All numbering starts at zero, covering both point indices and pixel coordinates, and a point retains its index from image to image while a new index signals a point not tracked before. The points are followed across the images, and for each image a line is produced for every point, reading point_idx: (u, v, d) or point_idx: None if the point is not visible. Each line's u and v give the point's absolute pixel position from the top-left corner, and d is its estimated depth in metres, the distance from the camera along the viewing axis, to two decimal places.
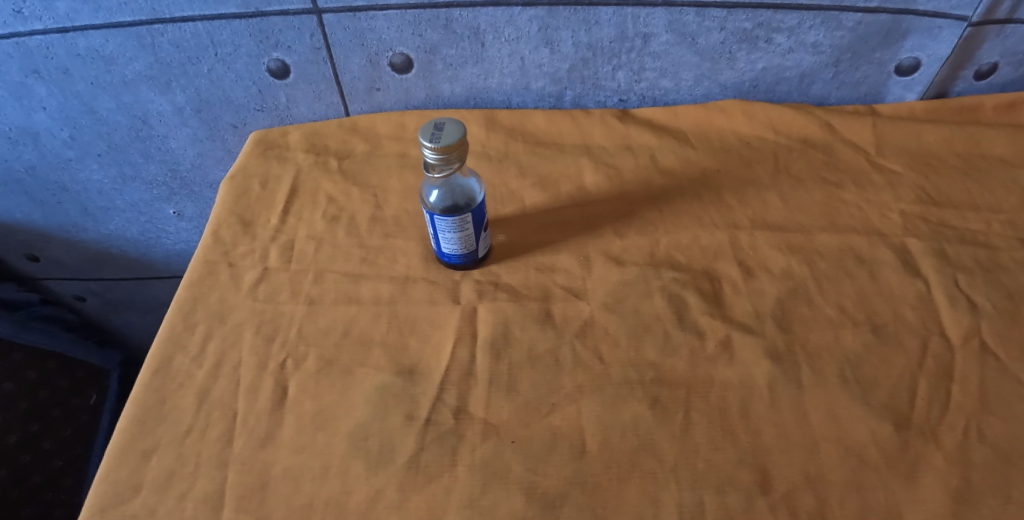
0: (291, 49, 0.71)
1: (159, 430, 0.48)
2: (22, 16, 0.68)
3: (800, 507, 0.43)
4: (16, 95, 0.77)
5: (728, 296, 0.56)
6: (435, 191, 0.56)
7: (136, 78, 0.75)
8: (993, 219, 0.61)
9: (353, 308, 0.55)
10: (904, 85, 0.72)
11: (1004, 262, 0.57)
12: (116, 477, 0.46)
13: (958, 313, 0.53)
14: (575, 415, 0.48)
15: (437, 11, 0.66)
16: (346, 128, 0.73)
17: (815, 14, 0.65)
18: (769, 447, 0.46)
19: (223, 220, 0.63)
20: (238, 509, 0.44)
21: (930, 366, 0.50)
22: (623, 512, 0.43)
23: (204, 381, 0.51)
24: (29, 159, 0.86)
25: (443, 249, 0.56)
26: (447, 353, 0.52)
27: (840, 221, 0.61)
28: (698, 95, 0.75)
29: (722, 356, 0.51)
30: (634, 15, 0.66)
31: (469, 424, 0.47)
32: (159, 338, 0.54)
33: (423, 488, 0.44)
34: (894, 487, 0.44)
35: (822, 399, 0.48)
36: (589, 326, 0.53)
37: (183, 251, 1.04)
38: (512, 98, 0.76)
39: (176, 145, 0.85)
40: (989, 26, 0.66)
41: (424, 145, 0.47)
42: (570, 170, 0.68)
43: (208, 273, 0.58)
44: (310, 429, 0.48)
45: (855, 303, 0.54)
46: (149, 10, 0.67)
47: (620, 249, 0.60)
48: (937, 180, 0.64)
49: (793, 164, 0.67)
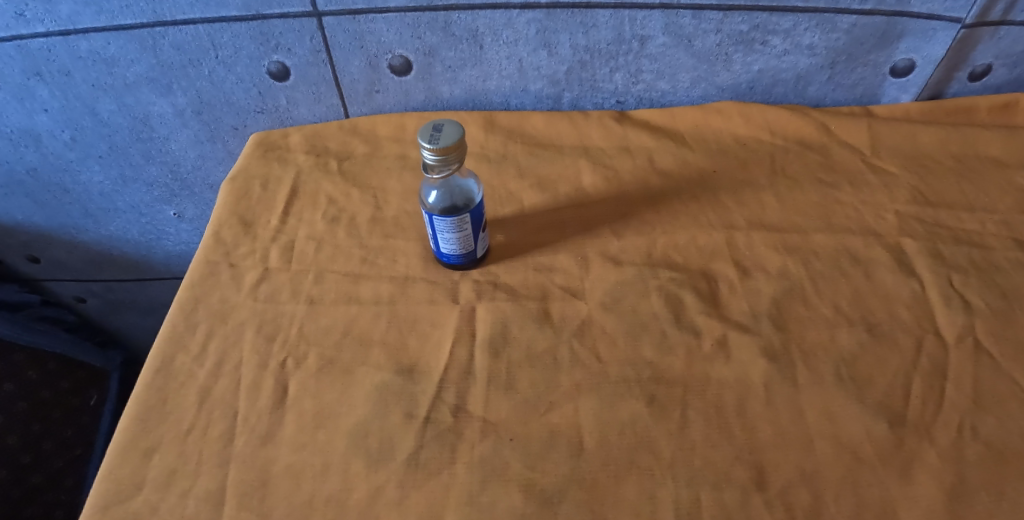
0: (291, 51, 0.71)
1: (161, 428, 0.49)
2: (24, 18, 0.69)
3: (796, 504, 0.43)
4: (18, 97, 0.77)
5: (724, 296, 0.56)
6: (434, 191, 0.56)
7: (138, 80, 0.76)
8: (987, 219, 0.61)
9: (353, 308, 0.56)
10: (899, 87, 0.73)
11: (998, 262, 0.57)
12: (118, 475, 0.46)
13: (953, 312, 0.54)
14: (573, 413, 0.48)
15: (436, 14, 0.67)
16: (346, 129, 0.73)
17: (810, 17, 0.66)
18: (765, 444, 0.46)
19: (224, 221, 0.64)
20: (240, 506, 0.44)
21: (924, 365, 0.50)
22: (620, 508, 0.43)
23: (206, 380, 0.51)
24: (30, 160, 0.86)
25: (443, 250, 0.56)
26: (446, 352, 0.52)
27: (836, 221, 0.62)
28: (695, 97, 0.76)
29: (719, 355, 0.51)
30: (631, 17, 0.67)
31: (468, 422, 0.48)
32: (161, 337, 0.54)
33: (423, 485, 0.45)
34: (889, 483, 0.44)
35: (818, 397, 0.49)
36: (587, 326, 0.54)
37: (184, 252, 1.05)
38: (511, 99, 0.76)
39: (178, 147, 0.85)
40: (983, 28, 0.67)
41: (423, 146, 0.48)
42: (568, 172, 0.68)
43: (209, 273, 0.59)
44: (310, 427, 0.48)
45: (850, 303, 0.55)
46: (150, 12, 0.68)
47: (618, 249, 0.60)
48: (932, 180, 0.65)
49: (789, 165, 0.68)
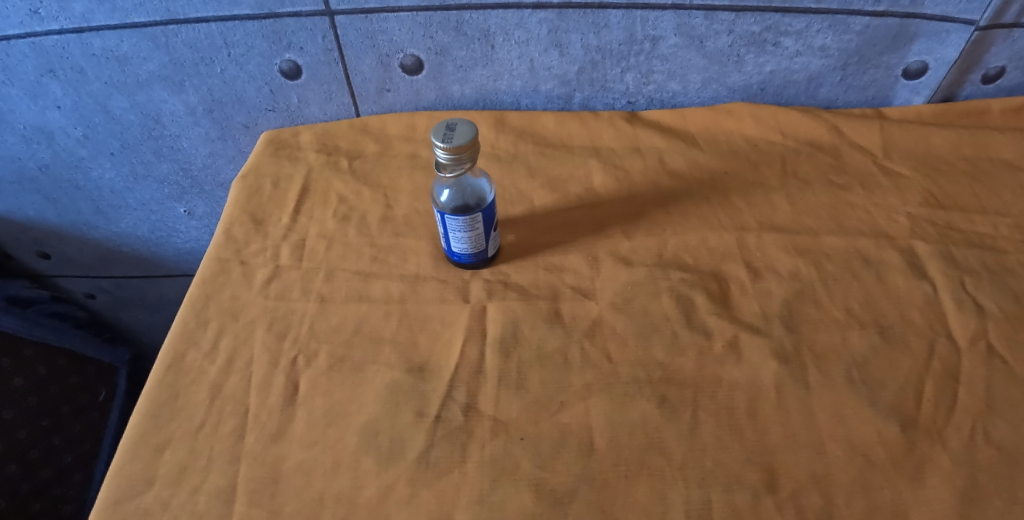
0: (303, 50, 0.72)
1: (172, 425, 0.49)
2: (38, 16, 0.70)
3: (807, 507, 0.43)
4: (31, 94, 0.78)
5: (735, 297, 0.56)
6: (446, 190, 0.56)
7: (150, 78, 0.76)
8: (1000, 222, 0.61)
9: (364, 306, 0.56)
10: (912, 89, 0.72)
11: (1011, 266, 0.57)
12: (130, 471, 0.46)
13: (965, 316, 0.53)
14: (584, 413, 0.48)
15: (447, 13, 0.67)
16: (356, 128, 0.73)
17: (823, 18, 0.66)
18: (777, 447, 0.46)
19: (235, 219, 0.64)
20: (251, 503, 0.45)
21: (936, 368, 0.50)
22: (630, 509, 0.43)
23: (217, 377, 0.51)
24: (43, 157, 0.87)
25: (454, 249, 0.56)
26: (457, 350, 0.53)
27: (848, 224, 0.62)
28: (705, 98, 0.75)
29: (730, 356, 0.51)
30: (643, 18, 0.67)
31: (479, 420, 0.48)
32: (173, 333, 0.55)
33: (433, 483, 0.45)
34: (900, 487, 0.44)
35: (829, 400, 0.49)
36: (598, 326, 0.54)
37: (194, 250, 1.05)
38: (521, 99, 0.76)
39: (188, 144, 0.85)
40: (997, 30, 0.66)
41: (436, 145, 0.48)
42: (579, 171, 0.68)
43: (221, 271, 0.59)
44: (321, 425, 0.48)
45: (862, 305, 0.55)
46: (164, 10, 0.68)
47: (629, 250, 0.60)
48: (944, 183, 0.65)
49: (800, 166, 0.67)
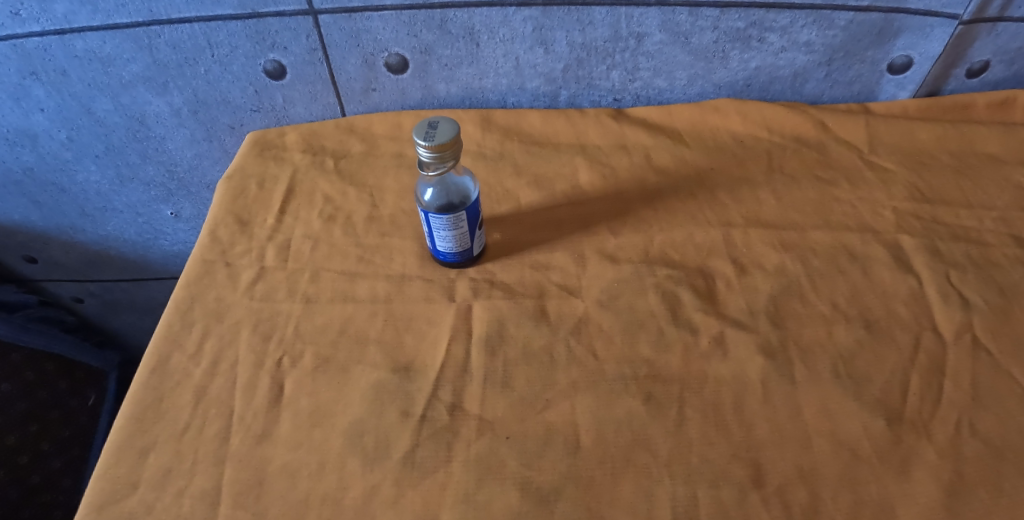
0: (287, 50, 0.71)
1: (156, 428, 0.48)
2: (19, 18, 0.69)
3: (793, 503, 0.43)
4: (14, 97, 0.77)
5: (721, 293, 0.56)
6: (430, 189, 0.56)
7: (134, 79, 0.76)
8: (986, 216, 0.61)
9: (349, 306, 0.56)
10: (896, 83, 0.73)
11: (996, 259, 0.57)
12: (114, 475, 0.46)
13: (951, 309, 0.53)
14: (570, 411, 0.48)
15: (432, 12, 0.67)
16: (343, 128, 0.73)
17: (808, 13, 0.66)
18: (763, 442, 0.46)
19: (220, 219, 0.64)
20: (235, 505, 0.44)
21: (922, 361, 0.50)
22: (616, 507, 0.43)
23: (201, 379, 0.51)
24: (27, 160, 0.86)
25: (439, 248, 0.56)
26: (443, 350, 0.52)
27: (833, 218, 0.62)
28: (691, 95, 0.75)
29: (715, 352, 0.51)
30: (627, 15, 0.67)
31: (464, 419, 0.48)
32: (157, 336, 0.54)
33: (419, 483, 0.45)
34: (886, 481, 0.44)
35: (815, 395, 0.49)
36: (584, 323, 0.54)
37: (182, 252, 1.05)
38: (507, 98, 0.76)
39: (174, 146, 0.85)
40: (980, 24, 0.66)
41: (418, 143, 0.48)
42: (566, 169, 0.68)
43: (205, 272, 0.59)
44: (306, 426, 0.48)
45: (848, 300, 0.55)
46: (146, 11, 0.68)
47: (615, 247, 0.60)
48: (929, 177, 0.65)
49: (785, 161, 0.68)
